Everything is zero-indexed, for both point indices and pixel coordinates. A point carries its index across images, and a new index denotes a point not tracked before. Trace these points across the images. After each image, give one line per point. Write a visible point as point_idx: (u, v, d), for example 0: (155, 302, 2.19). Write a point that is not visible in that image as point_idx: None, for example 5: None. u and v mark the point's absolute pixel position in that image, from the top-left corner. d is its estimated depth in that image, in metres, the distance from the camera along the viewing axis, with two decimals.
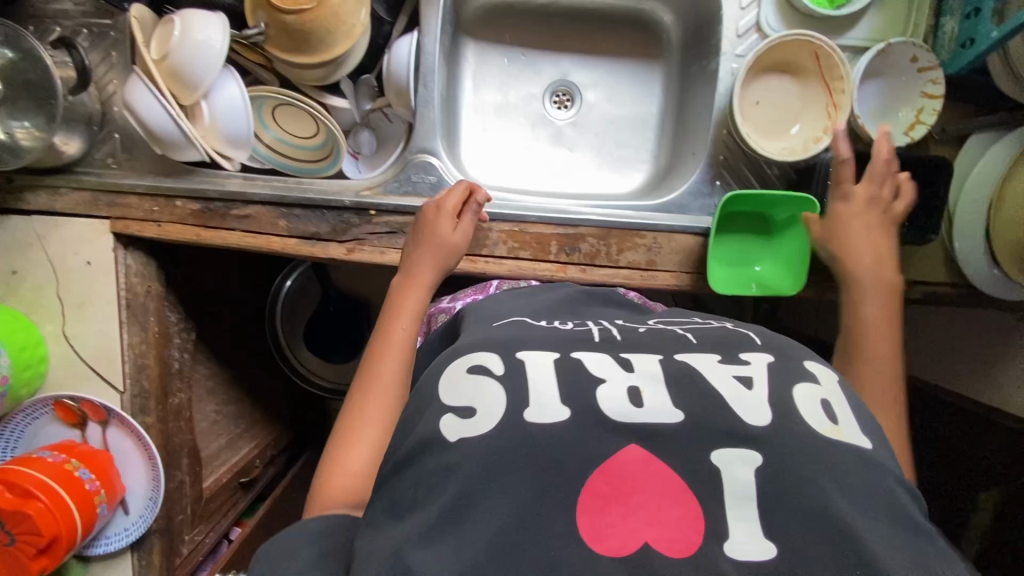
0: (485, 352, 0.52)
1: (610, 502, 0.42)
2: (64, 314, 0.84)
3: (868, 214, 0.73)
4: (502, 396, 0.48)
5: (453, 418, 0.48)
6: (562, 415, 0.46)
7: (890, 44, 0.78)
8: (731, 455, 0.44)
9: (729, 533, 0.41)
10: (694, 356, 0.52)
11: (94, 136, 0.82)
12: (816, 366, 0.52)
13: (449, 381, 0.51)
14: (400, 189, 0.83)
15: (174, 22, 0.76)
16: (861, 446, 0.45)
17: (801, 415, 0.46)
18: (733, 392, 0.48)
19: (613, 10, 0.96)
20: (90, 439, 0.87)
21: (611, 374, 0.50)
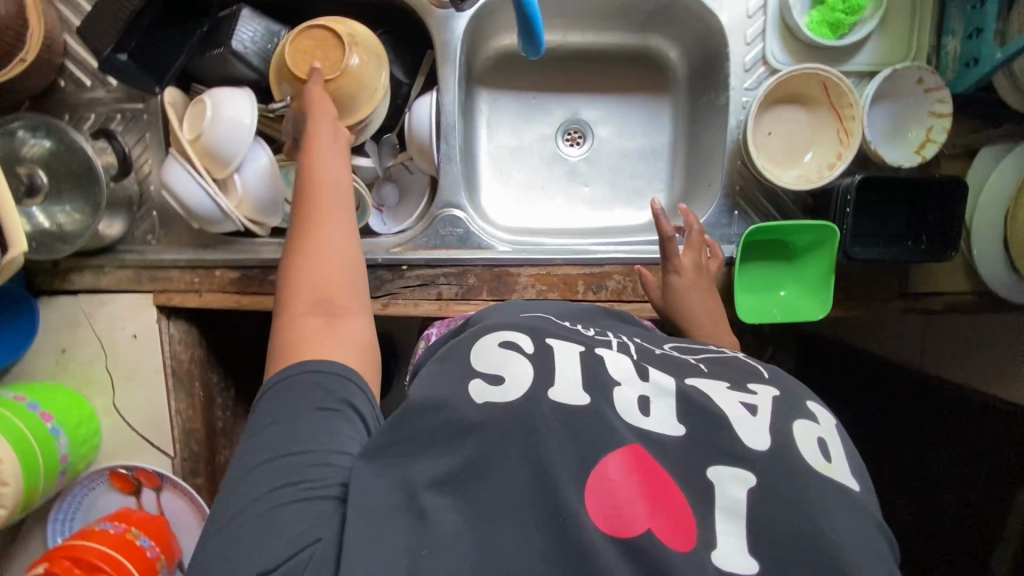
0: (517, 332, 0.53)
1: (617, 492, 0.42)
2: (113, 386, 0.87)
3: (697, 281, 0.80)
4: (530, 372, 0.48)
5: (483, 384, 0.48)
6: (583, 400, 0.46)
7: (896, 70, 0.80)
8: (725, 474, 0.44)
9: (718, 543, 0.41)
10: (704, 382, 0.51)
11: (133, 215, 0.85)
12: (818, 408, 0.51)
13: (482, 350, 0.51)
14: (429, 244, 0.87)
15: (203, 101, 0.79)
16: (849, 487, 0.45)
17: (798, 446, 0.46)
18: (737, 414, 0.47)
19: (619, 49, 1.00)
20: (146, 504, 0.89)
21: (626, 377, 0.50)
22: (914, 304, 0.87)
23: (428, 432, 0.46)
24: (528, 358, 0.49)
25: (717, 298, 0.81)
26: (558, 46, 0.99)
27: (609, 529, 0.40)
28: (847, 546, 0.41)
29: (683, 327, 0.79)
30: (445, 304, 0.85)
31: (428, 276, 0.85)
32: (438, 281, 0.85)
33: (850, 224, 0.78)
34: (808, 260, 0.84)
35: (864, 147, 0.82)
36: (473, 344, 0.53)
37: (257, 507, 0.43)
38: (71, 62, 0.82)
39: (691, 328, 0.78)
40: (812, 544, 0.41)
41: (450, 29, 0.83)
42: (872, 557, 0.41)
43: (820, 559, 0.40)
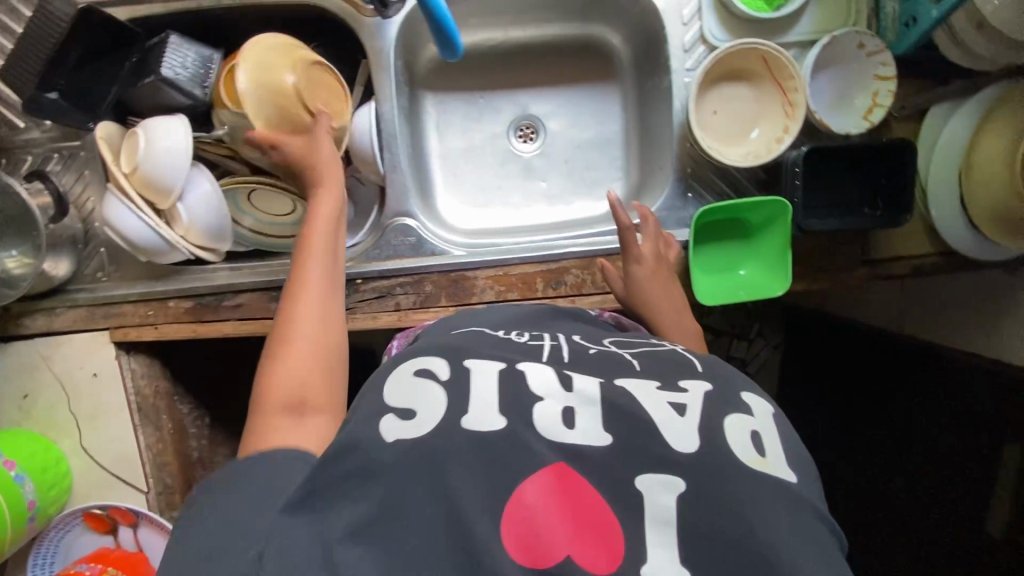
0: (433, 356, 0.55)
1: (534, 518, 0.45)
2: (79, 427, 0.86)
3: (657, 271, 0.79)
4: (443, 398, 0.50)
5: (393, 420, 0.49)
6: (498, 424, 0.48)
7: (835, 36, 0.79)
8: (655, 481, 0.46)
9: (648, 557, 0.43)
10: (634, 382, 0.53)
11: (81, 254, 0.84)
12: (754, 399, 0.54)
13: (399, 376, 0.53)
14: (381, 255, 0.86)
15: (138, 133, 0.78)
16: (784, 479, 0.47)
17: (727, 442, 0.48)
18: (665, 417, 0.49)
19: (562, 40, 0.98)
20: (124, 542, 0.88)
21: (549, 391, 0.51)
22: (879, 270, 0.86)
23: (362, 461, 0.46)
24: (442, 385, 0.51)
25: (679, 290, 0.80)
26: (499, 43, 0.98)
27: (523, 556, 0.43)
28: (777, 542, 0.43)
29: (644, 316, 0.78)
30: (403, 313, 0.83)
31: (383, 287, 0.84)
32: (395, 292, 0.84)
33: (801, 196, 0.78)
34: (762, 235, 0.83)
35: (811, 118, 0.81)
36: (387, 376, 0.54)
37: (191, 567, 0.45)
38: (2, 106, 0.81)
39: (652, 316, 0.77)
40: (742, 543, 0.43)
41: (381, 35, 0.82)
42: (804, 548, 0.44)
43: (750, 561, 0.43)
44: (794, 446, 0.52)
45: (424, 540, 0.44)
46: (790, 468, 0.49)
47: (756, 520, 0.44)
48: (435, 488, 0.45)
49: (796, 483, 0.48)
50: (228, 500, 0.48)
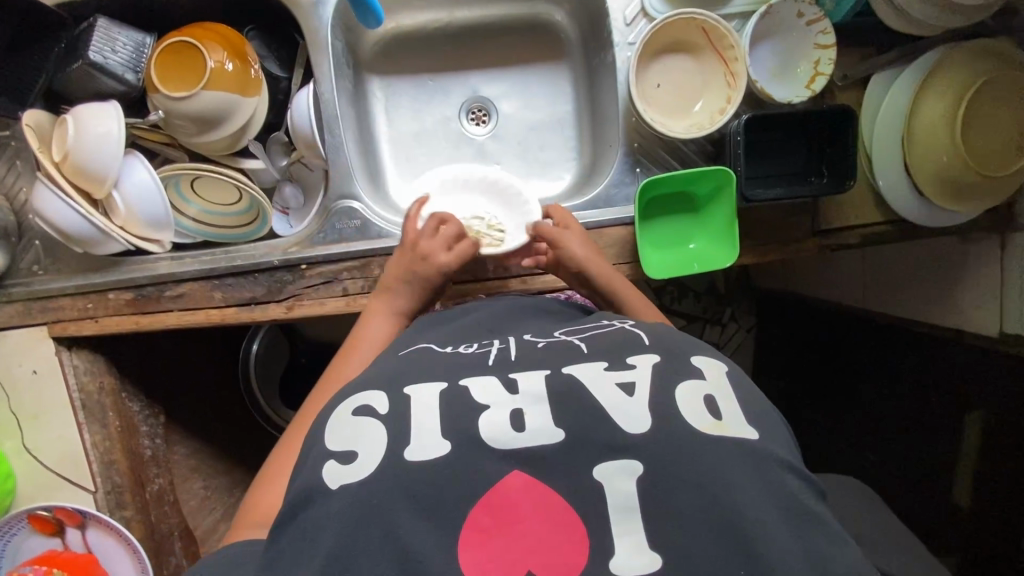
0: (369, 393, 0.53)
1: (491, 538, 0.44)
2: (20, 427, 0.84)
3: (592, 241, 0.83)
4: (382, 434, 0.49)
5: (336, 466, 0.48)
6: (442, 449, 0.47)
7: (772, 6, 0.79)
8: (612, 468, 0.46)
9: (615, 549, 0.43)
10: (582, 367, 0.53)
11: (15, 248, 0.82)
12: (706, 361, 0.53)
13: (335, 425, 0.51)
14: (325, 240, 0.84)
15: (68, 121, 0.76)
16: (743, 437, 0.47)
17: (681, 413, 0.48)
18: (615, 400, 0.49)
19: (509, 20, 0.97)
20: (72, 543, 0.86)
21: (495, 399, 0.50)
22: (828, 240, 0.86)
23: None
24: (380, 419, 0.50)
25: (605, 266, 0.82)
26: (444, 24, 0.97)
27: None
28: (747, 507, 0.44)
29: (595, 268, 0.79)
30: (352, 298, 0.82)
31: (332, 272, 0.82)
32: (343, 276, 0.82)
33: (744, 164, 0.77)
34: (708, 206, 0.83)
35: (753, 88, 0.81)
36: (326, 421, 0.52)
37: None
38: None
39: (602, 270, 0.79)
40: (715, 518, 0.43)
41: (318, 15, 0.81)
42: (778, 514, 0.44)
43: (722, 529, 0.43)
44: (754, 403, 0.51)
45: (398, 535, 0.44)
46: (751, 427, 0.48)
47: (721, 490, 0.44)
48: (403, 477, 0.46)
49: (758, 439, 0.48)
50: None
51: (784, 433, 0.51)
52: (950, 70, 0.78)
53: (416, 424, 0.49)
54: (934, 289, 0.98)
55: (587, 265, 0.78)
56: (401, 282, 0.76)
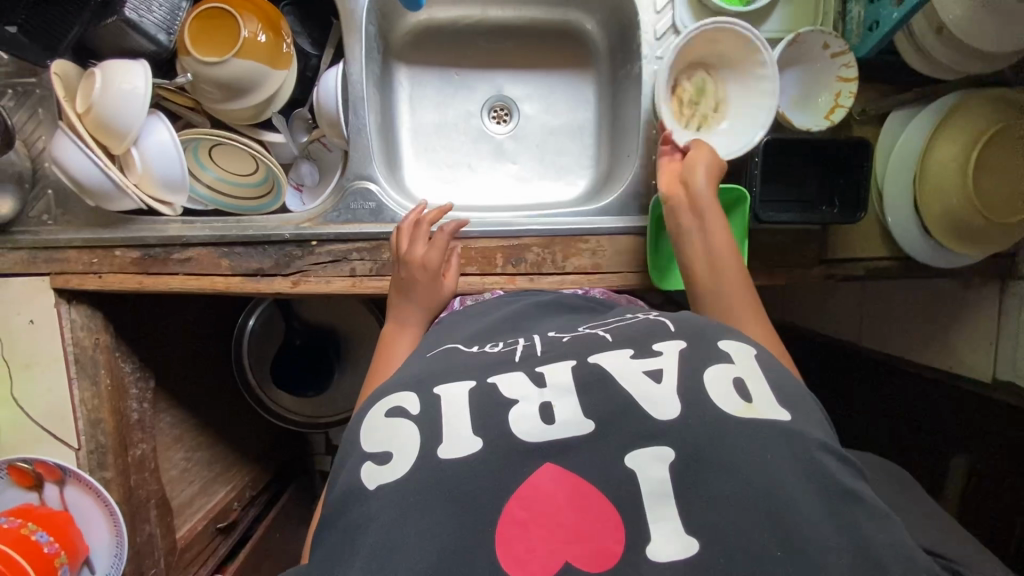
0: (402, 393, 0.56)
1: (527, 530, 0.44)
2: (11, 376, 0.83)
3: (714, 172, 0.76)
4: (416, 436, 0.51)
5: (372, 466, 0.51)
6: (475, 446, 0.49)
7: (799, 34, 0.81)
8: (647, 454, 0.47)
9: (651, 536, 0.44)
10: (609, 355, 0.55)
11: (27, 195, 0.81)
12: (734, 347, 0.56)
13: (372, 426, 0.54)
14: (340, 219, 0.84)
15: (95, 75, 0.77)
16: (780, 419, 0.48)
17: (710, 398, 0.49)
18: (643, 387, 0.51)
19: (538, 24, 0.99)
20: (48, 500, 0.85)
21: (523, 394, 0.52)
22: (834, 269, 0.87)
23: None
24: (412, 420, 0.53)
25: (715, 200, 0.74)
26: (476, 21, 0.98)
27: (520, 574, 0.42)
28: (789, 487, 0.44)
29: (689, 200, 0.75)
30: (358, 280, 0.82)
31: (340, 251, 0.82)
32: (351, 257, 0.82)
33: (759, 186, 0.78)
34: None
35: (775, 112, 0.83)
36: (364, 421, 0.56)
37: None
38: None
39: (701, 201, 0.74)
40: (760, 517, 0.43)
41: None
42: (812, 494, 0.45)
43: (763, 511, 0.43)
44: (782, 385, 0.53)
45: (439, 520, 0.45)
46: (782, 408, 0.50)
47: (756, 476, 0.45)
48: (442, 470, 0.48)
49: (789, 420, 0.49)
50: None
51: (819, 417, 0.52)
52: (964, 118, 0.80)
53: (450, 428, 0.51)
54: (926, 330, 0.99)
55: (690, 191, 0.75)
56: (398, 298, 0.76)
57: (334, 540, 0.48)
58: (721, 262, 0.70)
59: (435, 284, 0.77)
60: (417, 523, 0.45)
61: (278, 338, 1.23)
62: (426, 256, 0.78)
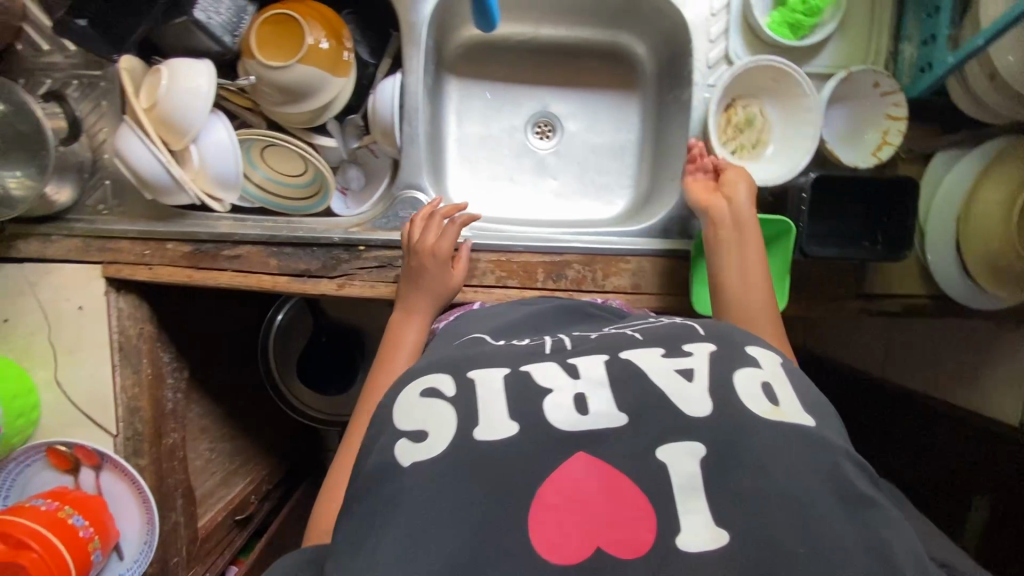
0: (437, 374, 0.56)
1: (560, 512, 0.45)
2: (55, 360, 0.84)
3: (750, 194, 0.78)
4: (452, 418, 0.51)
5: (407, 443, 0.51)
6: (510, 430, 0.49)
7: (851, 73, 0.82)
8: (678, 449, 0.48)
9: (680, 526, 0.44)
10: (640, 353, 0.55)
11: (85, 183, 0.83)
12: (759, 352, 0.55)
13: (404, 406, 0.54)
14: (388, 225, 0.85)
15: (162, 71, 0.79)
16: (803, 424, 0.49)
17: (743, 403, 0.50)
18: (676, 386, 0.51)
19: (587, 44, 1.00)
20: (83, 484, 0.86)
21: (557, 384, 0.52)
22: (871, 304, 0.88)
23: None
24: (447, 400, 0.53)
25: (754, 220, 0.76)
26: (527, 38, 1.00)
27: (555, 557, 0.43)
28: (815, 493, 0.45)
29: (730, 221, 0.76)
30: None
31: (386, 258, 0.83)
32: (396, 263, 0.83)
33: (806, 221, 0.79)
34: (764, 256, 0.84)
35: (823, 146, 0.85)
36: (395, 405, 0.55)
37: None
38: (29, 25, 0.80)
39: (741, 222, 0.75)
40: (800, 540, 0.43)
41: (416, 11, 0.83)
42: (831, 500, 0.45)
43: (786, 511, 0.44)
44: (807, 392, 0.53)
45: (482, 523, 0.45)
46: (806, 414, 0.51)
47: (783, 480, 0.45)
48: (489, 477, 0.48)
49: (813, 425, 0.50)
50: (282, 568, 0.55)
51: (838, 423, 0.53)
52: (1013, 159, 0.80)
53: (485, 407, 0.51)
54: (960, 368, 1.00)
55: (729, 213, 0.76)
56: (410, 288, 0.78)
57: (364, 512, 0.48)
58: (756, 269, 0.72)
59: (444, 275, 0.79)
60: (449, 501, 0.46)
61: (305, 335, 1.24)
62: (430, 250, 0.79)
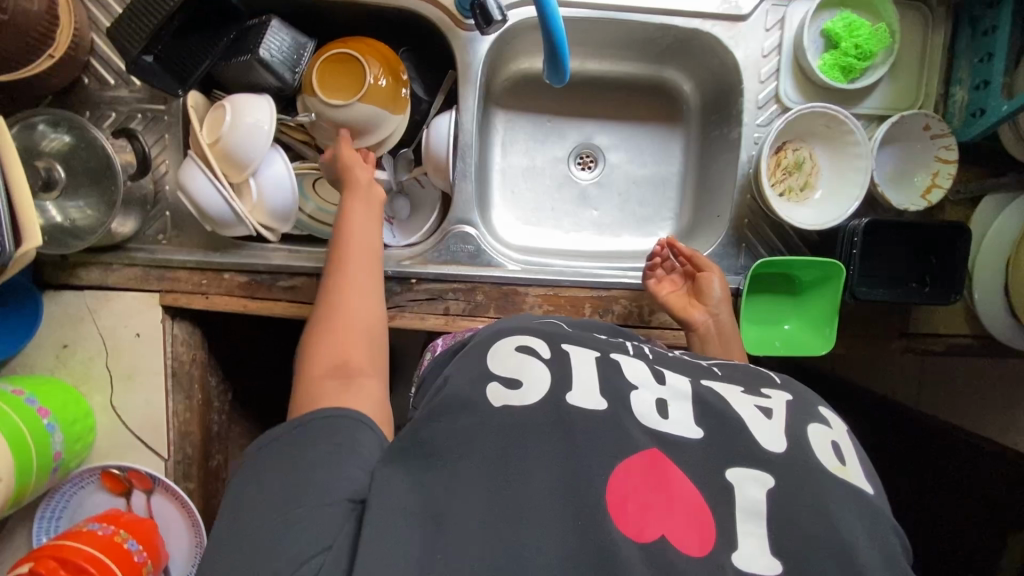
0: (534, 338, 0.57)
1: (636, 490, 0.45)
2: (111, 384, 0.86)
3: (723, 297, 0.83)
4: (547, 375, 0.52)
5: (500, 387, 0.51)
6: (601, 405, 0.50)
7: (903, 116, 0.82)
8: (745, 474, 0.46)
9: (739, 544, 0.43)
10: (719, 385, 0.55)
11: (146, 215, 0.85)
12: (829, 416, 0.55)
13: (500, 352, 0.55)
14: (439, 258, 0.87)
15: (225, 107, 0.81)
16: (864, 489, 0.48)
17: (812, 448, 0.49)
18: (754, 418, 0.51)
19: (632, 79, 1.01)
20: (135, 507, 0.87)
21: (643, 380, 0.54)
22: (914, 343, 0.88)
23: (461, 429, 0.48)
24: (543, 362, 0.53)
25: (730, 322, 0.82)
26: (573, 73, 1.01)
27: (622, 524, 0.44)
28: (874, 544, 0.44)
29: (703, 327, 0.82)
30: (451, 318, 0.85)
31: (437, 291, 0.85)
32: (447, 296, 0.85)
33: (857, 265, 0.80)
34: (813, 295, 0.85)
35: (873, 189, 0.85)
36: (489, 348, 0.57)
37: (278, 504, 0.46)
38: (97, 60, 0.83)
39: (716, 326, 0.82)
40: None
41: (472, 50, 0.85)
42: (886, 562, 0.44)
43: (838, 558, 0.43)
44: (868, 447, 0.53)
45: None
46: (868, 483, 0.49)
47: (843, 522, 0.45)
48: None
49: (873, 495, 0.48)
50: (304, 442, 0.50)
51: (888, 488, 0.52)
52: None
53: (578, 376, 0.52)
54: None
55: (704, 319, 0.82)
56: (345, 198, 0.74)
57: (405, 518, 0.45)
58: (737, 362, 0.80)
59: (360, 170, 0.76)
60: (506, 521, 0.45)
61: None
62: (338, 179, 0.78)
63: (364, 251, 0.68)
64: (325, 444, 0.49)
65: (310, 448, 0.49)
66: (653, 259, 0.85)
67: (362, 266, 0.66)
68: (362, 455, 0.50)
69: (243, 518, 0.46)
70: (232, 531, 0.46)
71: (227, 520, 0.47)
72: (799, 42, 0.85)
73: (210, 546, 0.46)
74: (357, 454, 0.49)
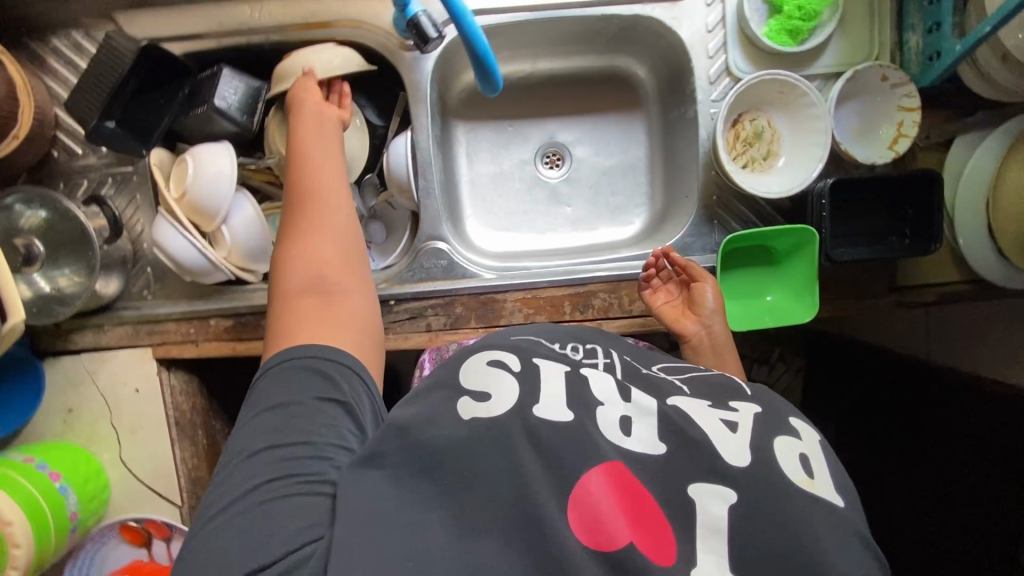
0: (502, 351, 0.58)
1: (599, 505, 0.46)
2: (118, 440, 0.88)
3: (717, 310, 0.80)
4: (515, 387, 0.52)
5: (469, 400, 0.52)
6: (567, 417, 0.50)
7: (857, 70, 0.81)
8: (706, 491, 0.46)
9: (699, 562, 0.43)
10: (686, 401, 0.54)
11: (129, 273, 0.88)
12: (801, 424, 0.54)
13: (471, 367, 0.56)
14: (414, 277, 0.88)
15: (186, 161, 0.83)
16: (833, 501, 0.47)
17: (777, 462, 0.48)
18: (718, 432, 0.49)
19: (588, 72, 1.02)
20: (157, 556, 0.88)
21: (609, 399, 0.54)
22: (906, 297, 0.86)
23: (420, 464, 0.49)
24: (513, 374, 0.54)
25: (724, 334, 0.80)
26: (528, 74, 1.01)
27: (585, 535, 0.44)
28: (828, 548, 0.43)
29: (694, 338, 0.80)
30: (434, 334, 0.86)
31: (416, 309, 0.86)
32: (426, 313, 0.86)
33: (828, 226, 0.79)
34: (794, 261, 0.84)
35: (836, 148, 0.84)
36: (464, 361, 0.58)
37: (240, 505, 0.46)
38: (63, 133, 0.86)
39: (708, 337, 0.79)
40: None
41: (419, 70, 0.86)
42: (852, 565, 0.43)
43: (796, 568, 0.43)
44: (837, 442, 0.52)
45: None
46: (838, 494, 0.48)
47: (805, 530, 0.44)
48: None
49: (844, 507, 0.47)
50: (289, 380, 0.52)
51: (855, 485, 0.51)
52: None
53: (547, 388, 0.53)
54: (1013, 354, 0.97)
55: (694, 332, 0.80)
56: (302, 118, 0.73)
57: None
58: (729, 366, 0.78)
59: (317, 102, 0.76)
60: None
61: None
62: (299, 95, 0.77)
63: (324, 174, 0.66)
64: (311, 388, 0.52)
65: (295, 384, 0.52)
66: (647, 271, 0.83)
67: (330, 194, 0.65)
68: (357, 415, 0.53)
69: (233, 490, 0.47)
70: (218, 506, 0.47)
71: (217, 487, 0.48)
72: (741, 13, 0.84)
73: (201, 520, 0.47)
74: (350, 415, 0.52)
